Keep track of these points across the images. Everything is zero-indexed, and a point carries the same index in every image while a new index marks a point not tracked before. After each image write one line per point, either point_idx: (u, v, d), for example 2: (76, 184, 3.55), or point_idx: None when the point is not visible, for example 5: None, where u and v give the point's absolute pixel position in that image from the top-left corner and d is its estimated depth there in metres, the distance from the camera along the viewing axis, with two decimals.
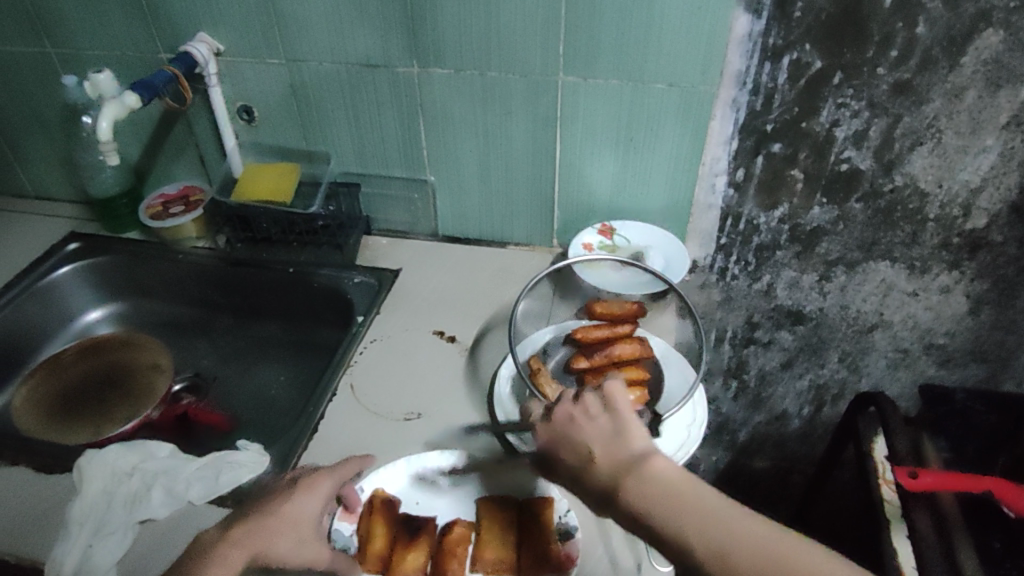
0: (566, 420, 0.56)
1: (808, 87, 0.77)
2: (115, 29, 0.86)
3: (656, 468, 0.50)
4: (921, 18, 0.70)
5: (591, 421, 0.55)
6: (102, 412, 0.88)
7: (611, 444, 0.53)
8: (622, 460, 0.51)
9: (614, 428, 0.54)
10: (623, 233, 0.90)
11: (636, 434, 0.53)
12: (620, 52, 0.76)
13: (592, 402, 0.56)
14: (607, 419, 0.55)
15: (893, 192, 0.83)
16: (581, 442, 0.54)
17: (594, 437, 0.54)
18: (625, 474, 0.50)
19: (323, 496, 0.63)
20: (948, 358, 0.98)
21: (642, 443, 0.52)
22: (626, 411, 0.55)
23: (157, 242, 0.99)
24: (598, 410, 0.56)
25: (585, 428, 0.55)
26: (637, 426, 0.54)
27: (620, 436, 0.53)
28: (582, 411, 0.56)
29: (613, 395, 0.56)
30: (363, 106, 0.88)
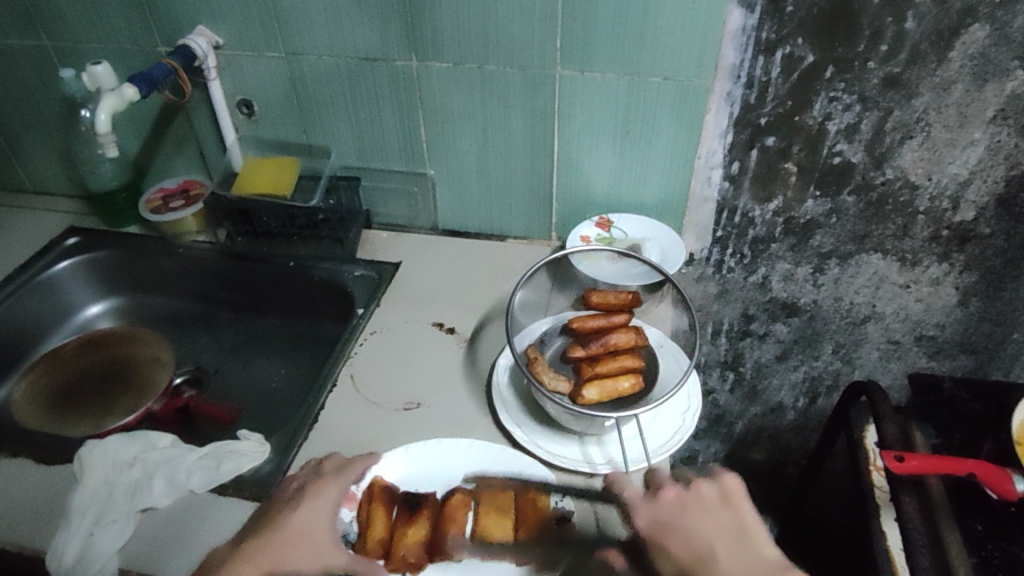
0: (676, 505, 0.61)
1: (801, 81, 0.78)
2: (116, 22, 0.87)
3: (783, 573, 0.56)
4: (910, 13, 0.71)
5: (706, 512, 0.60)
6: (103, 405, 0.88)
7: (732, 544, 0.58)
8: (752, 564, 0.56)
9: (733, 526, 0.59)
10: (620, 225, 0.91)
11: (757, 538, 0.58)
12: (616, 46, 0.78)
13: (707, 489, 0.62)
14: (726, 513, 0.60)
15: (884, 185, 0.84)
16: (698, 533, 0.58)
17: (712, 529, 0.59)
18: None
19: (331, 505, 0.63)
20: (938, 349, 0.99)
21: (767, 549, 0.58)
22: (744, 506, 0.61)
23: (157, 237, 1.00)
24: (715, 501, 0.61)
25: (700, 517, 0.60)
26: (756, 526, 0.60)
27: (742, 537, 0.58)
28: (697, 503, 0.61)
29: (727, 487, 0.62)
30: (362, 100, 0.89)
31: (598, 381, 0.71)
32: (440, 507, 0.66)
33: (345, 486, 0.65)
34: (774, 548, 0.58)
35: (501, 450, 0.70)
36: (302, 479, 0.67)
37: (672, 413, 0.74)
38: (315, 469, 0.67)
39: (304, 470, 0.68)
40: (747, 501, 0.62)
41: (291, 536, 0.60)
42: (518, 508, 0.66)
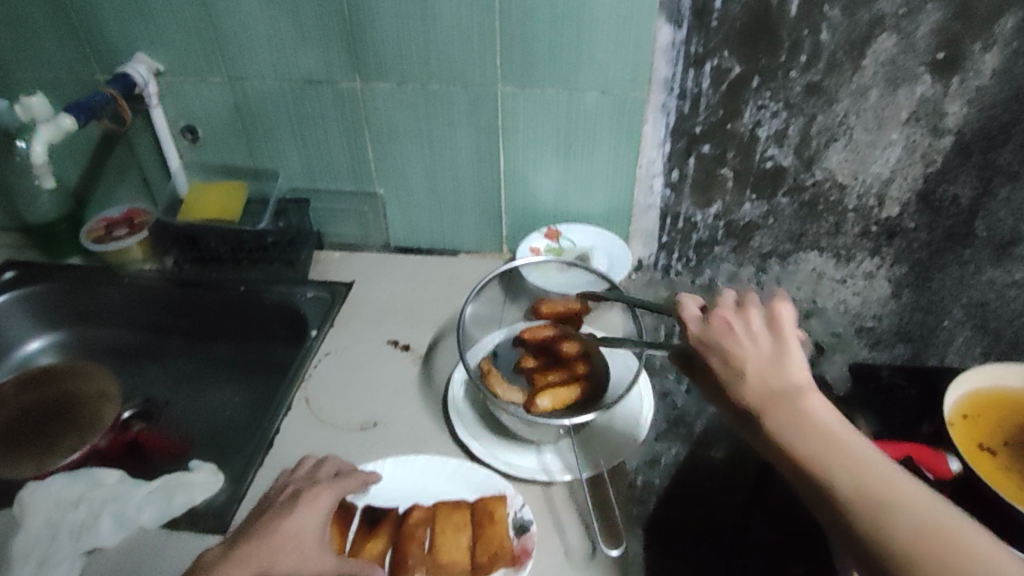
0: (723, 329, 0.54)
1: (730, 91, 0.82)
2: (49, 53, 0.86)
3: (814, 406, 0.49)
4: (825, 25, 0.76)
5: (752, 337, 0.53)
6: (45, 444, 0.85)
7: (768, 369, 0.51)
8: (778, 387, 0.50)
9: (777, 352, 0.52)
10: (568, 236, 0.94)
11: (796, 367, 0.51)
12: (554, 64, 0.81)
13: (756, 316, 0.54)
14: (770, 343, 0.53)
15: (815, 187, 0.89)
16: (734, 355, 0.53)
17: (754, 354, 0.52)
18: (780, 398, 0.50)
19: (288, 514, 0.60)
20: (877, 340, 1.04)
21: (806, 379, 0.51)
22: (795, 341, 0.53)
23: (100, 267, 0.97)
24: (762, 328, 0.54)
25: (744, 342, 0.53)
26: (800, 358, 0.52)
27: (779, 364, 0.51)
28: (741, 327, 0.54)
29: (780, 322, 0.53)
30: (308, 123, 0.89)
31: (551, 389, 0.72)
32: (400, 523, 0.66)
33: (337, 495, 0.63)
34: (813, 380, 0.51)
35: (460, 463, 0.71)
36: (297, 483, 0.64)
37: (627, 417, 0.76)
38: (312, 473, 0.65)
39: (298, 474, 0.65)
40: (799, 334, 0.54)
41: (285, 541, 0.58)
42: (477, 524, 0.65)
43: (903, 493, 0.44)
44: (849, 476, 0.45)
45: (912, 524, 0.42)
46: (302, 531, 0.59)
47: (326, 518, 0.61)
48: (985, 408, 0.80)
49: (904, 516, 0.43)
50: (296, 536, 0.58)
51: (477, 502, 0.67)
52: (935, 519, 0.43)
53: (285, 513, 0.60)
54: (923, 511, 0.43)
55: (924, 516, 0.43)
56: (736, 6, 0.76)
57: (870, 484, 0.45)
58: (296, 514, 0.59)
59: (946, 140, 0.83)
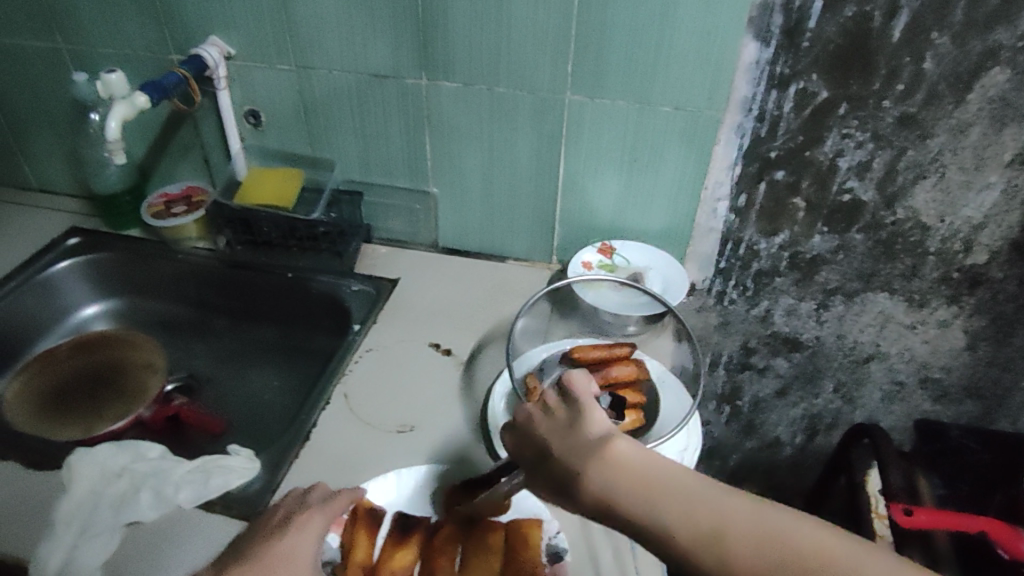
0: (524, 419, 0.51)
1: (814, 116, 0.77)
2: (124, 26, 0.86)
3: (616, 451, 0.44)
4: (929, 53, 0.70)
5: (544, 418, 0.50)
6: (95, 408, 0.87)
7: (571, 437, 0.47)
8: (578, 451, 0.45)
9: (571, 418, 0.48)
10: (623, 253, 0.90)
11: (595, 422, 0.47)
12: (628, 74, 0.77)
13: (550, 394, 0.51)
14: (565, 410, 0.49)
15: (894, 225, 0.83)
16: (537, 436, 0.49)
17: (551, 432, 0.48)
18: (585, 462, 0.44)
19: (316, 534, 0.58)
20: (942, 392, 0.98)
21: (603, 430, 0.46)
22: (586, 402, 0.49)
23: (157, 241, 0.99)
24: (556, 401, 0.50)
25: (541, 423, 0.49)
26: (600, 413, 0.48)
27: (578, 427, 0.47)
28: (538, 406, 0.50)
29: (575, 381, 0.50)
30: (370, 116, 0.88)
31: None
32: (428, 536, 0.63)
33: (329, 518, 0.59)
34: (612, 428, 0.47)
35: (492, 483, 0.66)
36: (289, 507, 0.60)
37: (672, 450, 0.70)
38: (302, 497, 0.61)
39: (289, 498, 0.62)
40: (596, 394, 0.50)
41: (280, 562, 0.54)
42: (510, 546, 0.61)
43: (752, 523, 0.39)
44: (696, 526, 0.39)
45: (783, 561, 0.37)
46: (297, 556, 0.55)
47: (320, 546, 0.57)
48: None
49: (766, 553, 0.37)
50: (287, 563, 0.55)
51: (509, 523, 0.63)
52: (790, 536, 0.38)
53: (276, 535, 0.57)
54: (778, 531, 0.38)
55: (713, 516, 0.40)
56: (832, 27, 0.70)
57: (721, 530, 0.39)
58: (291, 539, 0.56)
59: None
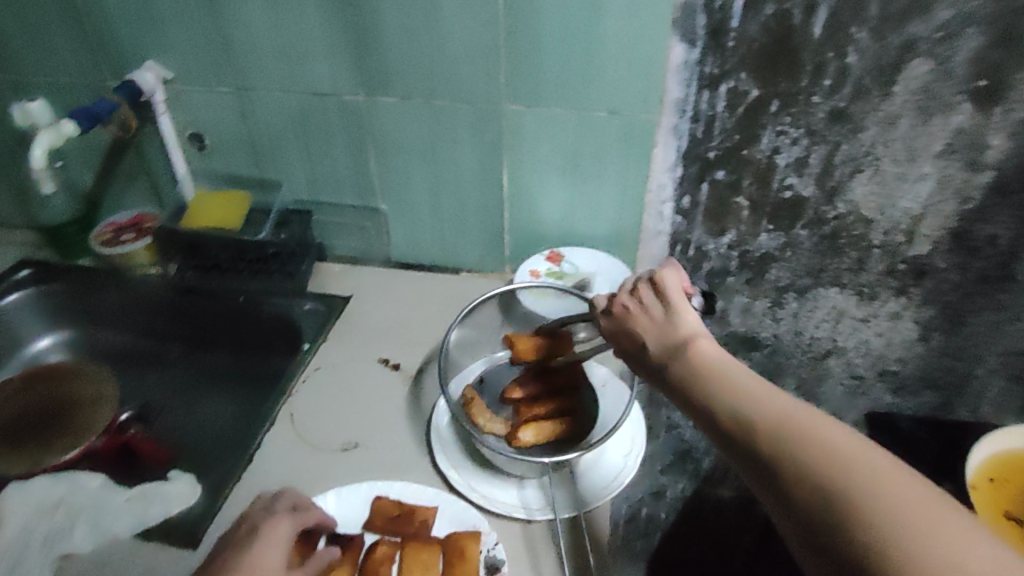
0: (622, 312, 0.55)
1: (747, 115, 0.77)
2: (61, 56, 0.86)
3: (703, 352, 0.49)
4: (851, 48, 0.71)
5: (639, 311, 0.54)
6: (43, 443, 0.84)
7: (665, 335, 0.52)
8: (669, 348, 0.51)
9: (666, 317, 0.52)
10: (570, 259, 0.90)
11: (687, 322, 0.52)
12: (561, 82, 0.78)
13: (645, 292, 0.55)
14: (659, 309, 0.53)
15: (837, 219, 0.83)
16: (635, 332, 0.54)
17: (648, 329, 0.53)
18: (675, 360, 0.50)
19: (285, 545, 0.58)
20: (902, 384, 0.97)
21: (694, 329, 0.51)
22: (679, 299, 0.53)
23: (106, 268, 0.98)
24: (652, 299, 0.54)
25: (640, 320, 0.54)
26: (689, 312, 0.52)
27: (673, 327, 0.52)
28: (636, 302, 0.54)
29: (664, 281, 0.54)
30: (313, 134, 0.88)
31: (536, 422, 0.69)
32: (364, 557, 0.62)
33: (297, 525, 0.60)
34: (701, 328, 0.51)
35: (435, 494, 0.67)
36: (252, 517, 0.60)
37: (615, 455, 0.71)
38: (267, 505, 0.61)
39: (256, 506, 0.62)
40: (684, 288, 0.54)
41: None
42: (447, 561, 0.61)
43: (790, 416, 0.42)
44: (737, 411, 0.44)
45: (798, 450, 0.40)
46: (268, 561, 0.56)
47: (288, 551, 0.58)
48: (1009, 472, 0.77)
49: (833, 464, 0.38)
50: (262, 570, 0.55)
51: (448, 538, 0.63)
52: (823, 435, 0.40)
53: (246, 544, 0.57)
54: (809, 428, 0.41)
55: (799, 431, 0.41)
56: (754, 26, 0.71)
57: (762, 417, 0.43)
58: (254, 551, 0.56)
59: (982, 177, 0.77)
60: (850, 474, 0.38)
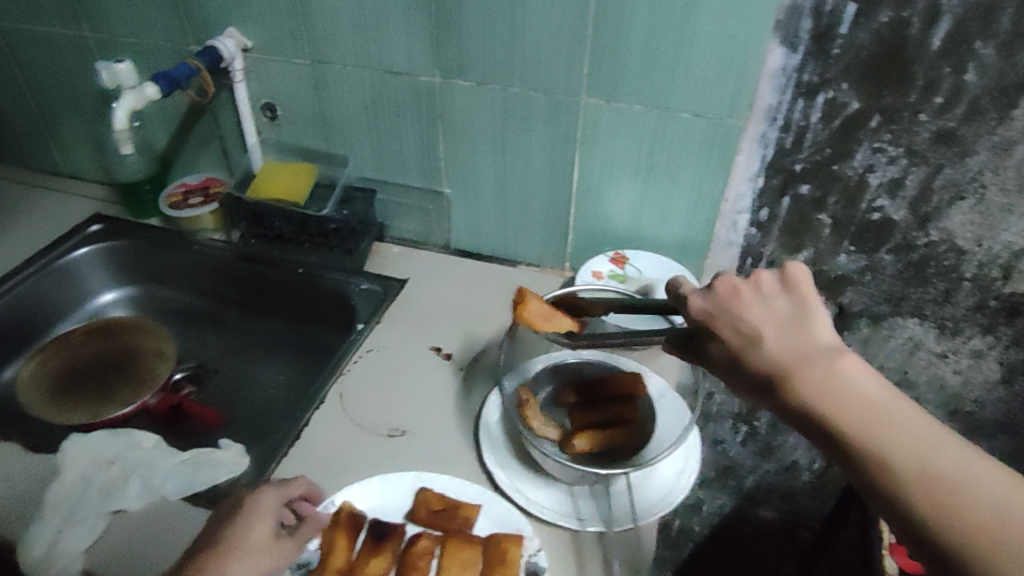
0: (732, 296, 0.46)
1: (843, 128, 0.72)
2: (146, 15, 0.87)
3: (842, 369, 0.41)
4: (971, 64, 0.65)
5: (760, 297, 0.46)
6: (104, 393, 0.89)
7: (792, 332, 0.44)
8: (801, 352, 0.43)
9: (793, 315, 0.44)
10: (635, 263, 0.87)
11: (822, 327, 0.44)
12: (647, 79, 0.74)
13: (769, 280, 0.46)
14: (785, 303, 0.45)
15: (927, 247, 0.77)
16: (747, 322, 0.45)
17: (767, 320, 0.45)
18: (807, 366, 0.42)
19: (270, 515, 0.58)
20: (975, 427, 0.92)
21: (829, 337, 0.43)
22: (812, 297, 0.45)
23: (175, 230, 1.00)
24: (777, 290, 0.46)
25: (755, 307, 0.45)
26: (823, 316, 0.44)
27: (801, 326, 0.44)
28: (752, 288, 0.46)
29: (795, 277, 0.46)
30: (384, 112, 0.87)
31: (592, 430, 0.67)
32: (405, 548, 0.62)
33: (280, 500, 0.60)
34: (837, 338, 0.43)
35: (480, 491, 0.66)
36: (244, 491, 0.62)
37: (667, 472, 0.69)
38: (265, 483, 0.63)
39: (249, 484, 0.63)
40: (815, 290, 0.46)
41: (233, 546, 0.56)
42: (487, 562, 0.60)
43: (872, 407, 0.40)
44: (887, 452, 0.38)
45: (883, 443, 0.39)
46: (254, 533, 0.57)
47: (276, 521, 0.58)
48: None
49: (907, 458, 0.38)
50: (249, 541, 0.56)
51: (489, 538, 0.62)
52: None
53: (230, 521, 0.58)
54: (923, 445, 0.38)
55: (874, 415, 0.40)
56: (865, 34, 0.66)
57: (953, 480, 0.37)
58: (237, 522, 0.57)
59: None
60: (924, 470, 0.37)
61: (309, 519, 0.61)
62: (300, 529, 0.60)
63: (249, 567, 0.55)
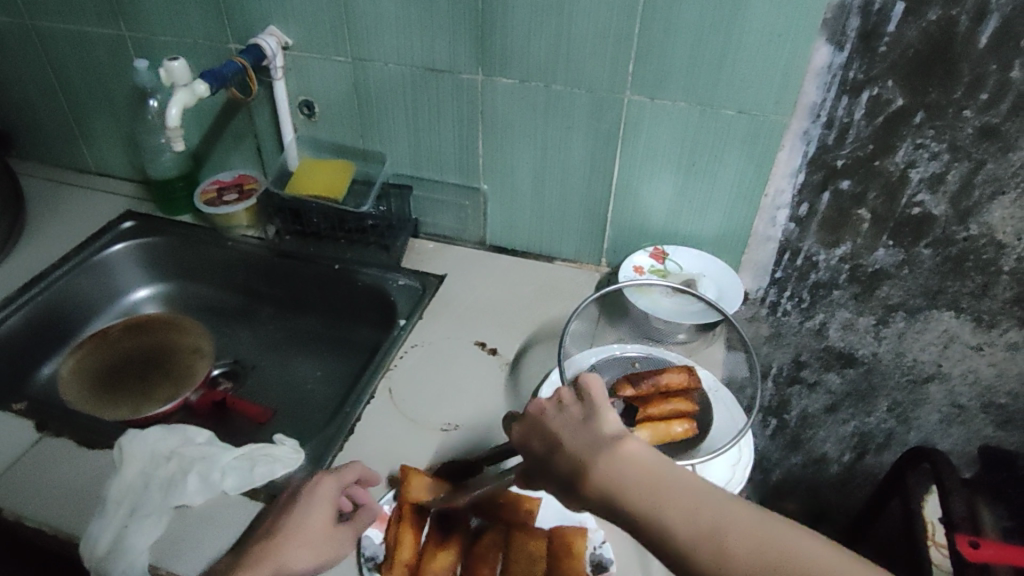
0: (537, 412, 0.48)
1: (886, 125, 0.73)
2: (183, 13, 0.87)
3: (630, 457, 0.43)
4: (1018, 61, 0.66)
5: (556, 411, 0.48)
6: (146, 389, 0.89)
7: (588, 437, 0.45)
8: (596, 449, 0.44)
9: (587, 417, 0.47)
10: (675, 258, 0.88)
11: (608, 420, 0.46)
12: (691, 76, 0.75)
13: (568, 392, 0.49)
14: (581, 408, 0.47)
15: (967, 241, 0.79)
16: (551, 433, 0.47)
17: (566, 428, 0.46)
18: (602, 465, 0.43)
19: (328, 503, 0.61)
20: (1006, 418, 0.93)
21: (617, 429, 0.45)
22: (603, 406, 0.47)
23: (208, 227, 1.00)
24: (573, 400, 0.48)
25: (556, 419, 0.47)
26: (614, 414, 0.46)
27: (595, 428, 0.45)
28: (554, 402, 0.48)
29: (591, 385, 0.48)
30: (422, 109, 0.87)
31: (650, 423, 0.66)
32: (471, 542, 0.63)
33: (337, 488, 0.62)
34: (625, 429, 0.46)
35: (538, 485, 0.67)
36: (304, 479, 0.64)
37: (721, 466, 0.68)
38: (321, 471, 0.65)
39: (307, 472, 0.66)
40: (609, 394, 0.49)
41: (293, 533, 0.58)
42: (555, 554, 0.60)
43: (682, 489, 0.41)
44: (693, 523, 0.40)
45: (680, 516, 0.40)
46: (310, 523, 0.59)
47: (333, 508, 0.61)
48: None
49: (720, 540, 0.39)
50: (309, 531, 0.59)
51: (554, 532, 0.63)
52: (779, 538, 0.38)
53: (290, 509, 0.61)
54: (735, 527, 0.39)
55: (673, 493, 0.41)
56: (912, 31, 0.67)
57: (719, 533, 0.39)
58: (298, 508, 0.60)
59: None
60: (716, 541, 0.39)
61: (363, 508, 0.63)
62: (355, 518, 0.62)
63: (305, 557, 0.58)
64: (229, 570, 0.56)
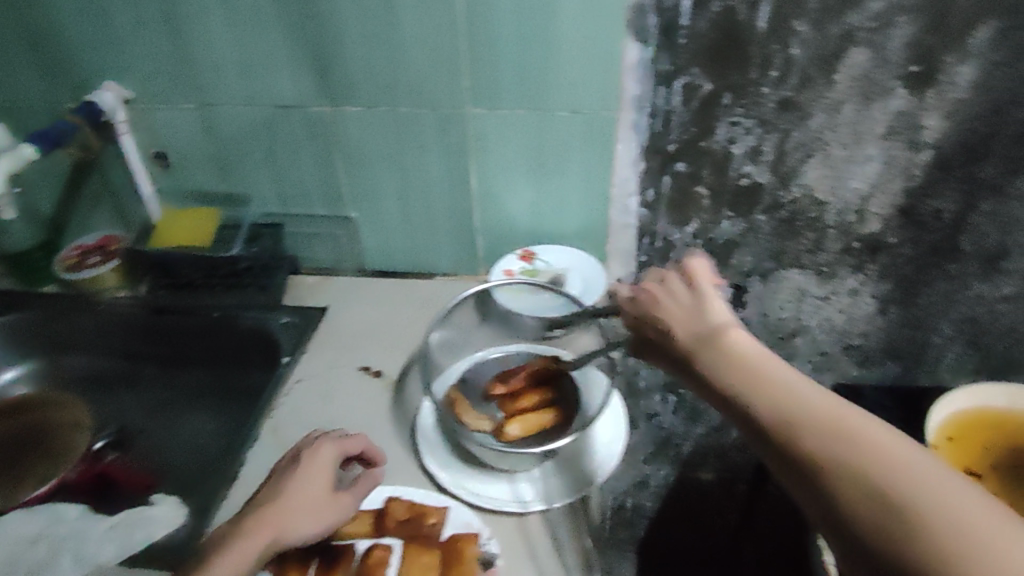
0: (647, 297, 0.54)
1: (702, 108, 0.80)
2: (18, 79, 0.86)
3: (737, 343, 0.48)
4: (795, 39, 0.74)
5: (668, 296, 0.53)
6: (19, 475, 0.86)
7: (696, 321, 0.50)
8: (701, 333, 0.49)
9: (696, 305, 0.51)
10: (543, 257, 0.93)
11: (719, 311, 0.50)
12: (521, 84, 0.80)
13: (675, 280, 0.53)
14: (687, 295, 0.52)
15: (793, 203, 0.87)
16: (660, 318, 0.52)
17: (676, 313, 0.51)
18: (708, 353, 0.48)
19: (327, 470, 0.64)
20: (865, 357, 1.02)
21: (723, 319, 0.50)
22: (707, 289, 0.52)
23: (73, 295, 0.95)
24: (683, 288, 0.52)
25: (667, 305, 0.52)
26: (720, 303, 0.51)
27: (703, 313, 0.50)
28: (663, 288, 0.53)
29: (695, 272, 0.53)
30: (278, 146, 0.89)
31: (520, 416, 0.70)
32: (359, 566, 0.63)
33: (339, 452, 0.65)
34: (732, 319, 0.50)
35: (426, 493, 0.68)
36: (300, 446, 0.67)
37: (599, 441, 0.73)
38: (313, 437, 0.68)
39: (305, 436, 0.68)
40: (714, 278, 0.53)
41: (292, 503, 0.61)
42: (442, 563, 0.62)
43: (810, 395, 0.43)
44: (804, 423, 0.41)
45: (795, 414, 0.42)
46: (309, 487, 0.62)
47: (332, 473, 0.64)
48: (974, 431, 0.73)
49: (832, 440, 0.40)
50: (306, 497, 0.62)
51: (444, 541, 0.64)
52: (891, 450, 0.39)
53: (290, 476, 0.63)
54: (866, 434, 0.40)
55: (800, 401, 0.43)
56: (703, 23, 0.73)
57: (810, 416, 0.42)
58: (298, 475, 0.62)
59: (924, 155, 0.81)
60: (840, 439, 0.40)
61: (365, 476, 0.66)
62: (357, 485, 0.65)
63: (310, 521, 0.61)
64: (230, 543, 0.59)
